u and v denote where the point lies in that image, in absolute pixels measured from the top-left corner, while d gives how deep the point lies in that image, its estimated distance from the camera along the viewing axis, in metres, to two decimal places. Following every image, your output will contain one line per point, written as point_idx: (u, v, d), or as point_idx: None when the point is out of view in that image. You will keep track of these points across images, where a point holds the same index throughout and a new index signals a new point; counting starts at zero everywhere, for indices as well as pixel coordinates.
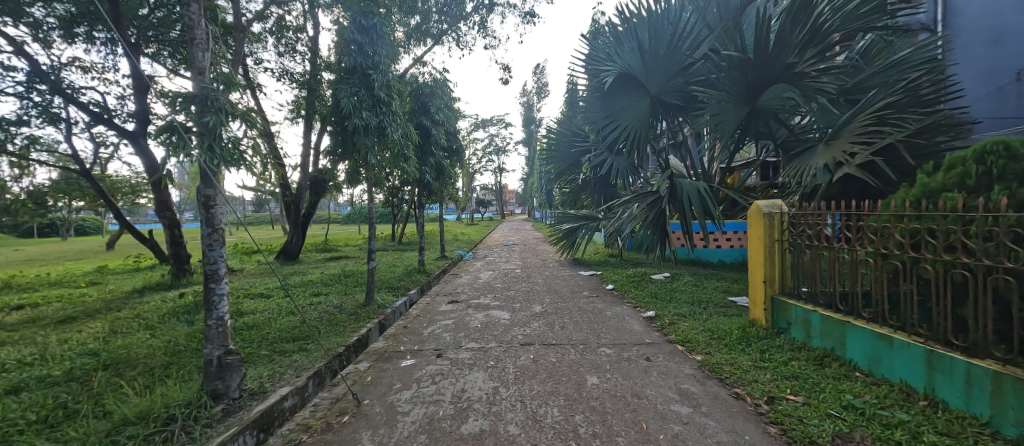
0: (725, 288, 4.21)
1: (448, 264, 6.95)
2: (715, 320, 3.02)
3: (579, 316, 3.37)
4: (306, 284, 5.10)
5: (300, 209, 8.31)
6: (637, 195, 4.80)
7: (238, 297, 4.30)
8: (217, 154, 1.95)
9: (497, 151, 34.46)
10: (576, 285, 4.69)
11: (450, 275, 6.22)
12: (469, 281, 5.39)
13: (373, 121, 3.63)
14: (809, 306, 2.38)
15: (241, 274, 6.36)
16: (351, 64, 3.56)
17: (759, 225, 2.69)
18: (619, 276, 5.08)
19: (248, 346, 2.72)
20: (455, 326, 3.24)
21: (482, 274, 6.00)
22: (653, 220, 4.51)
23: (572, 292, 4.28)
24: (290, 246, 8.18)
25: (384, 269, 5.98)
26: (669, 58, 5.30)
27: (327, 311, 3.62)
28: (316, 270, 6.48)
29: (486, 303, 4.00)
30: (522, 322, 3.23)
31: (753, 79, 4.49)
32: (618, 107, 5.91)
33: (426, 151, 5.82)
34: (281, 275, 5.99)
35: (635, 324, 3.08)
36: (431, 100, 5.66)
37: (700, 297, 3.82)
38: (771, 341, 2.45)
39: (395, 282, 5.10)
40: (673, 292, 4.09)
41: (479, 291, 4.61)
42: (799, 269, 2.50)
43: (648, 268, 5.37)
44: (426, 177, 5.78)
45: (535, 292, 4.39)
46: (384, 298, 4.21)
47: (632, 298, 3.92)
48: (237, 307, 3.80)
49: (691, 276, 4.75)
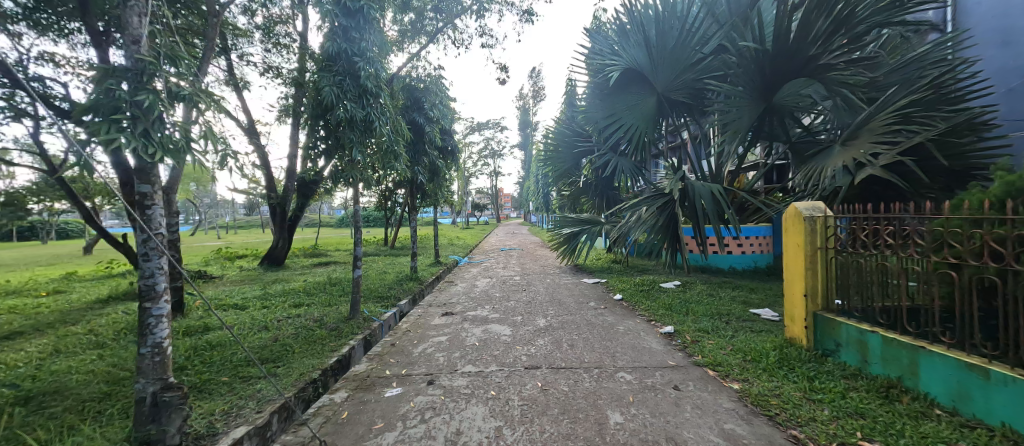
0: (743, 299, 3.87)
1: (442, 271, 6.56)
2: (743, 338, 2.68)
3: (588, 332, 3.01)
4: (286, 294, 4.68)
5: (286, 212, 7.86)
6: (649, 198, 4.42)
7: (209, 309, 3.87)
8: (152, 142, 1.57)
9: (493, 154, 34.13)
10: (581, 295, 4.33)
11: (445, 283, 5.83)
12: (465, 290, 5.01)
13: (358, 114, 3.26)
14: (862, 326, 2.04)
15: (220, 282, 5.91)
16: (335, 50, 3.19)
17: (798, 231, 2.35)
18: (626, 285, 4.74)
19: (205, 372, 2.31)
20: (449, 344, 2.87)
21: (479, 281, 5.63)
22: (664, 225, 4.11)
23: (578, 303, 3.91)
24: (275, 251, 7.73)
25: (374, 276, 5.57)
26: (677, 53, 4.99)
27: (306, 326, 3.22)
28: (302, 277, 6.05)
29: (484, 315, 3.63)
30: (526, 339, 2.87)
31: (770, 74, 4.19)
32: (622, 104, 5.59)
33: (419, 150, 5.45)
34: (263, 284, 5.55)
35: (653, 342, 2.72)
36: (425, 96, 5.30)
37: (720, 309, 3.47)
38: (818, 366, 2.11)
39: (385, 291, 4.69)
40: (689, 303, 3.74)
41: (475, 302, 4.23)
42: (847, 282, 2.17)
43: (657, 276, 5.03)
44: (420, 178, 5.41)
45: (537, 302, 4.03)
46: (371, 310, 3.82)
47: (644, 310, 3.57)
48: (205, 322, 3.38)
49: (705, 285, 4.41)
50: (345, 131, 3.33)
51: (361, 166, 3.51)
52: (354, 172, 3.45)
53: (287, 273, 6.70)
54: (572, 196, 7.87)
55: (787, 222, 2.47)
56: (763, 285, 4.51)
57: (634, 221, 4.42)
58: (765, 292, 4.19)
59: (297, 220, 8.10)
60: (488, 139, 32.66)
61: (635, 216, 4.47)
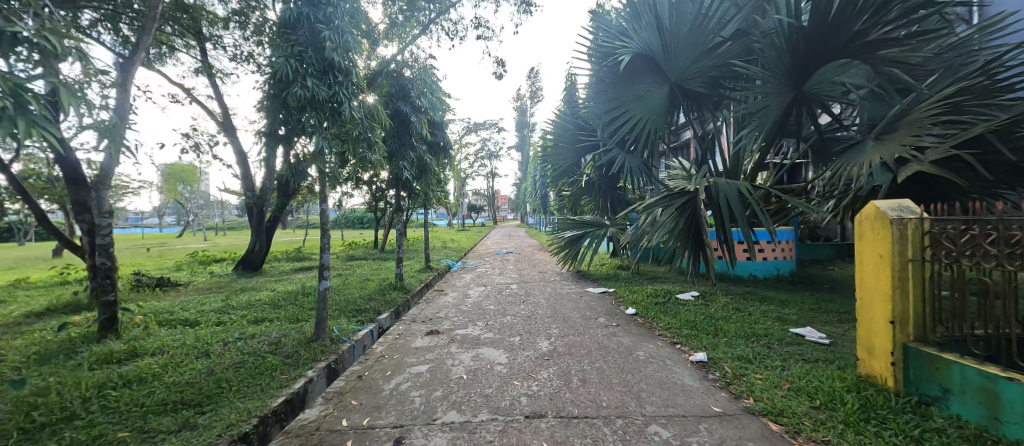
0: (777, 315, 3.33)
1: (432, 277, 5.97)
2: (799, 371, 2.13)
3: (602, 360, 2.44)
4: (251, 306, 4.08)
5: (264, 213, 7.25)
6: (665, 198, 3.88)
7: (151, 327, 3.27)
8: None
9: (489, 155, 33.57)
10: (587, 308, 3.77)
11: (434, 291, 5.25)
12: (455, 300, 4.43)
13: (321, 93, 2.67)
14: (987, 368, 1.49)
15: (184, 291, 5.30)
16: (293, 15, 2.61)
17: (885, 239, 1.79)
18: (639, 295, 4.18)
19: (99, 425, 1.73)
20: (430, 377, 2.29)
21: (472, 290, 5.04)
22: (684, 228, 3.55)
23: (585, 320, 3.35)
24: (251, 255, 7.11)
25: (356, 285, 4.99)
26: (694, 36, 4.43)
27: (256, 351, 2.63)
28: (277, 285, 5.47)
29: (475, 336, 3.04)
30: (525, 371, 2.30)
31: (804, 56, 3.65)
32: (630, 95, 5.04)
33: (405, 143, 4.85)
34: (230, 292, 4.96)
35: (686, 377, 2.16)
36: (412, 84, 4.74)
37: (754, 330, 2.92)
38: (921, 422, 1.55)
39: (363, 304, 4.10)
40: (716, 320, 3.19)
41: (466, 316, 3.66)
42: (956, 308, 1.62)
43: (671, 285, 4.49)
44: (406, 175, 4.83)
45: (537, 318, 3.46)
46: (341, 328, 3.22)
47: (665, 329, 3.02)
48: (135, 344, 2.78)
49: (730, 298, 3.86)
50: (305, 114, 2.73)
51: (327, 157, 2.93)
52: (317, 164, 2.85)
53: (262, 279, 6.10)
54: (574, 196, 7.29)
55: (866, 225, 1.91)
56: (793, 297, 3.98)
57: (647, 225, 3.86)
58: (798, 306, 3.66)
59: (276, 222, 7.49)
60: (485, 140, 32.10)
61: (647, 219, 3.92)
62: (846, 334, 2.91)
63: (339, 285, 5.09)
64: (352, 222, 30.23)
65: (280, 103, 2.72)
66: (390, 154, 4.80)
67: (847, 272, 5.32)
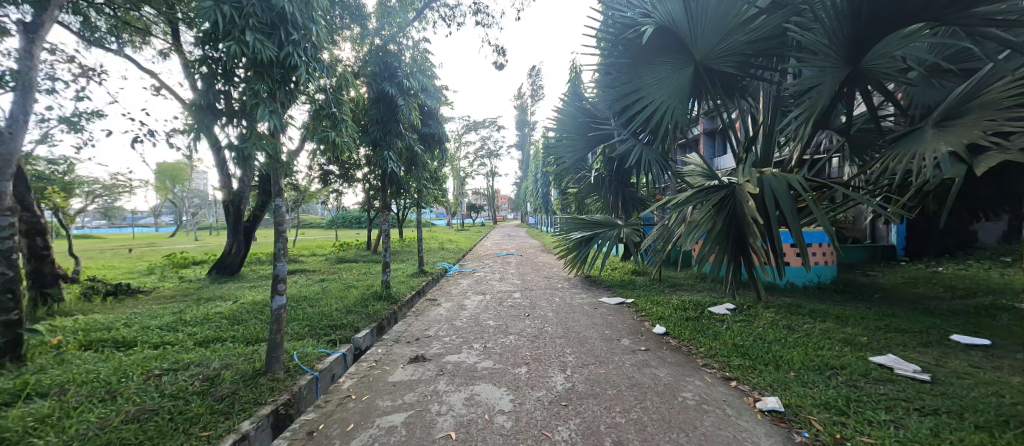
0: (843, 337, 2.70)
1: (424, 284, 5.32)
2: (926, 434, 1.51)
3: (639, 409, 1.81)
4: (205, 321, 3.45)
5: (242, 212, 6.61)
6: (696, 193, 3.07)
7: (66, 353, 2.63)
8: None
9: (488, 154, 32.85)
10: (605, 326, 3.13)
11: (425, 301, 4.60)
12: (449, 313, 3.78)
13: (267, 52, 2.03)
14: None
15: (142, 300, 4.69)
16: None
17: None
18: (664, 307, 3.57)
19: None
20: (407, 436, 1.65)
21: (469, 299, 4.40)
22: (723, 234, 2.78)
23: (607, 343, 2.72)
24: (227, 258, 6.49)
25: (335, 295, 4.35)
26: (726, 6, 3.80)
27: (179, 391, 1.99)
28: (250, 293, 4.85)
29: (470, 365, 2.41)
30: (537, 429, 1.66)
31: (868, 21, 3.01)
32: (648, 77, 4.40)
33: (391, 131, 4.15)
34: (192, 302, 4.34)
35: (765, 441, 1.53)
36: (399, 62, 4.09)
37: (825, 360, 2.30)
38: None
39: (340, 319, 3.46)
40: (770, 344, 2.57)
41: (459, 337, 3.00)
42: None
43: (698, 296, 3.88)
44: (392, 168, 4.16)
45: (547, 339, 2.82)
46: (304, 355, 2.59)
47: (710, 357, 2.39)
48: (28, 379, 2.14)
49: (773, 313, 3.25)
50: (246, 79, 2.07)
51: (281, 138, 2.28)
52: (267, 146, 2.20)
53: (235, 286, 5.47)
54: (581, 193, 6.67)
55: None
56: (847, 311, 3.37)
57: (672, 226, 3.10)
58: (861, 324, 3.04)
59: (256, 221, 6.86)
60: (484, 139, 31.44)
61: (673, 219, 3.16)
62: (943, 365, 2.28)
63: (318, 294, 4.45)
64: (349, 222, 29.56)
65: (216, 65, 2.07)
66: (374, 144, 4.12)
67: (895, 280, 4.69)
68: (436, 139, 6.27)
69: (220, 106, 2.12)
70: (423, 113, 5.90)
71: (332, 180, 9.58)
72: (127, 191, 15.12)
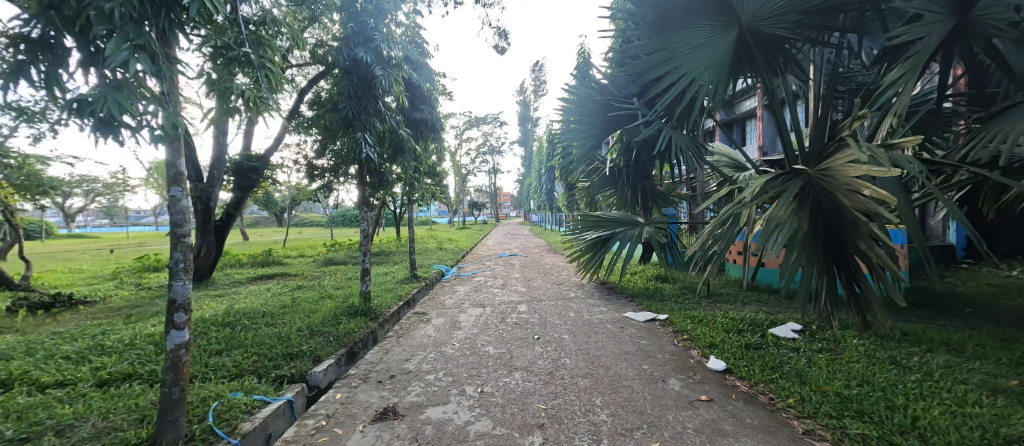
0: (984, 381, 1.92)
1: (414, 293, 4.56)
2: None
3: None
4: (129, 347, 2.73)
5: (212, 210, 5.85)
6: (764, 183, 2.25)
7: None
8: None
9: (490, 151, 32.03)
10: (641, 358, 2.37)
11: (413, 315, 3.85)
12: (439, 335, 3.01)
13: None
14: None
15: (80, 314, 3.98)
16: None
17: None
18: (709, 327, 2.83)
19: None
20: None
21: (465, 314, 3.63)
22: (811, 237, 1.98)
23: (651, 390, 1.95)
24: (196, 261, 5.75)
25: (305, 310, 3.60)
26: None
27: None
28: (210, 304, 4.12)
29: (456, 431, 1.64)
30: None
31: None
32: (680, 43, 3.59)
33: (369, 108, 3.34)
34: (134, 317, 3.61)
35: None
36: (374, 20, 3.24)
37: (988, 425, 1.54)
38: None
39: (300, 345, 2.71)
40: (884, 394, 1.81)
41: (449, 375, 2.24)
42: None
43: (748, 313, 3.13)
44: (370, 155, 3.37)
45: (567, 382, 2.05)
46: (228, 407, 1.86)
47: (812, 419, 1.63)
48: None
49: (859, 339, 2.49)
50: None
51: (172, 98, 1.50)
52: (143, 105, 1.42)
53: (197, 296, 4.74)
54: (593, 187, 5.92)
55: None
56: (951, 335, 2.60)
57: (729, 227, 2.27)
58: (987, 355, 2.26)
59: (230, 220, 6.14)
60: (486, 136, 30.65)
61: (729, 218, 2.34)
62: None
63: (285, 308, 3.71)
64: (348, 221, 28.91)
65: None
66: (348, 126, 3.33)
67: (980, 289, 3.88)
68: (429, 125, 5.57)
69: (71, 42, 1.38)
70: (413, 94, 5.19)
71: (320, 174, 8.83)
72: (112, 188, 14.49)
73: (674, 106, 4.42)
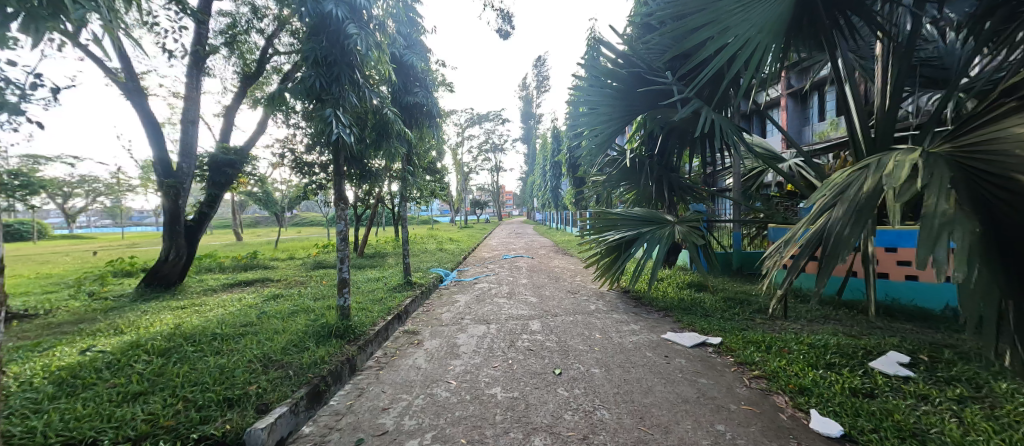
0: None
1: (407, 304, 3.90)
2: None
3: None
4: (24, 383, 2.08)
5: (182, 209, 5.20)
6: (892, 164, 1.58)
7: None
8: None
9: (492, 148, 31.41)
10: (709, 411, 1.68)
11: (402, 334, 3.17)
12: (430, 368, 2.33)
13: None
14: None
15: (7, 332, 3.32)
16: None
17: None
18: (787, 360, 2.13)
19: None
20: None
21: (466, 334, 2.96)
22: (985, 243, 1.31)
23: None
24: (163, 267, 5.09)
25: (267, 330, 2.93)
26: None
27: None
28: (161, 321, 3.46)
29: None
30: None
31: None
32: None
33: (343, 78, 2.61)
34: (62, 338, 2.96)
35: None
36: None
37: None
38: None
39: (245, 385, 2.04)
40: None
41: (440, 441, 1.55)
42: None
43: (828, 338, 2.43)
44: (347, 137, 2.66)
45: None
46: None
47: None
48: None
49: (1012, 383, 1.79)
50: None
51: None
52: None
53: (155, 308, 4.08)
54: (609, 181, 5.23)
55: None
56: None
57: (845, 228, 1.60)
58: None
59: (203, 220, 5.50)
60: (489, 133, 30.04)
61: (839, 214, 1.66)
62: None
63: (246, 327, 3.05)
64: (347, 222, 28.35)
65: None
66: (315, 102, 2.63)
67: None
68: (424, 111, 4.90)
69: None
70: (404, 76, 4.59)
71: (311, 170, 8.20)
72: (100, 188, 13.95)
73: (713, 85, 3.75)
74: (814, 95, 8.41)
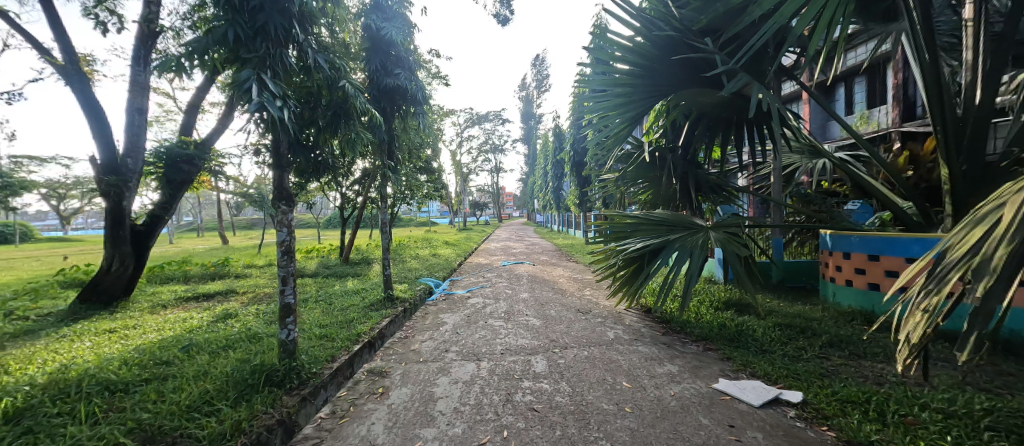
0: None
1: (381, 328, 3.17)
2: None
3: None
4: None
5: (128, 211, 4.49)
6: None
7: None
8: None
9: (493, 149, 30.75)
10: None
11: (366, 375, 2.44)
12: (388, 444, 1.59)
13: None
14: None
15: None
16: None
17: None
18: (925, 443, 1.39)
19: None
20: None
21: (448, 378, 2.23)
22: None
23: None
24: (105, 279, 4.39)
25: (182, 373, 2.19)
26: None
27: None
28: (67, 354, 2.73)
29: None
30: None
31: None
32: None
33: (270, 28, 1.86)
34: None
35: None
36: None
37: None
38: None
39: None
40: None
41: None
42: None
43: (961, 396, 1.69)
44: (279, 112, 1.92)
45: None
46: None
47: None
48: None
49: None
50: None
51: None
52: None
53: (76, 332, 3.36)
54: (623, 179, 4.50)
55: None
56: None
57: None
58: None
59: (157, 223, 4.81)
60: (489, 134, 29.34)
61: None
62: None
63: (159, 367, 2.31)
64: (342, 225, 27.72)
65: None
66: (235, 66, 1.91)
67: None
68: (406, 96, 4.16)
69: None
70: (380, 54, 3.88)
71: None
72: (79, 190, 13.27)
73: (757, 60, 3.02)
74: (840, 87, 7.67)
